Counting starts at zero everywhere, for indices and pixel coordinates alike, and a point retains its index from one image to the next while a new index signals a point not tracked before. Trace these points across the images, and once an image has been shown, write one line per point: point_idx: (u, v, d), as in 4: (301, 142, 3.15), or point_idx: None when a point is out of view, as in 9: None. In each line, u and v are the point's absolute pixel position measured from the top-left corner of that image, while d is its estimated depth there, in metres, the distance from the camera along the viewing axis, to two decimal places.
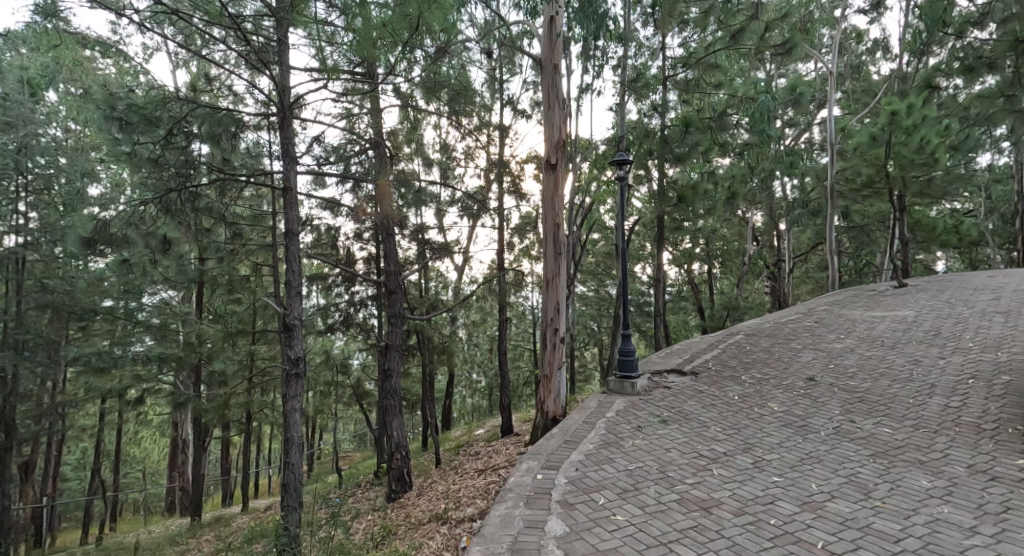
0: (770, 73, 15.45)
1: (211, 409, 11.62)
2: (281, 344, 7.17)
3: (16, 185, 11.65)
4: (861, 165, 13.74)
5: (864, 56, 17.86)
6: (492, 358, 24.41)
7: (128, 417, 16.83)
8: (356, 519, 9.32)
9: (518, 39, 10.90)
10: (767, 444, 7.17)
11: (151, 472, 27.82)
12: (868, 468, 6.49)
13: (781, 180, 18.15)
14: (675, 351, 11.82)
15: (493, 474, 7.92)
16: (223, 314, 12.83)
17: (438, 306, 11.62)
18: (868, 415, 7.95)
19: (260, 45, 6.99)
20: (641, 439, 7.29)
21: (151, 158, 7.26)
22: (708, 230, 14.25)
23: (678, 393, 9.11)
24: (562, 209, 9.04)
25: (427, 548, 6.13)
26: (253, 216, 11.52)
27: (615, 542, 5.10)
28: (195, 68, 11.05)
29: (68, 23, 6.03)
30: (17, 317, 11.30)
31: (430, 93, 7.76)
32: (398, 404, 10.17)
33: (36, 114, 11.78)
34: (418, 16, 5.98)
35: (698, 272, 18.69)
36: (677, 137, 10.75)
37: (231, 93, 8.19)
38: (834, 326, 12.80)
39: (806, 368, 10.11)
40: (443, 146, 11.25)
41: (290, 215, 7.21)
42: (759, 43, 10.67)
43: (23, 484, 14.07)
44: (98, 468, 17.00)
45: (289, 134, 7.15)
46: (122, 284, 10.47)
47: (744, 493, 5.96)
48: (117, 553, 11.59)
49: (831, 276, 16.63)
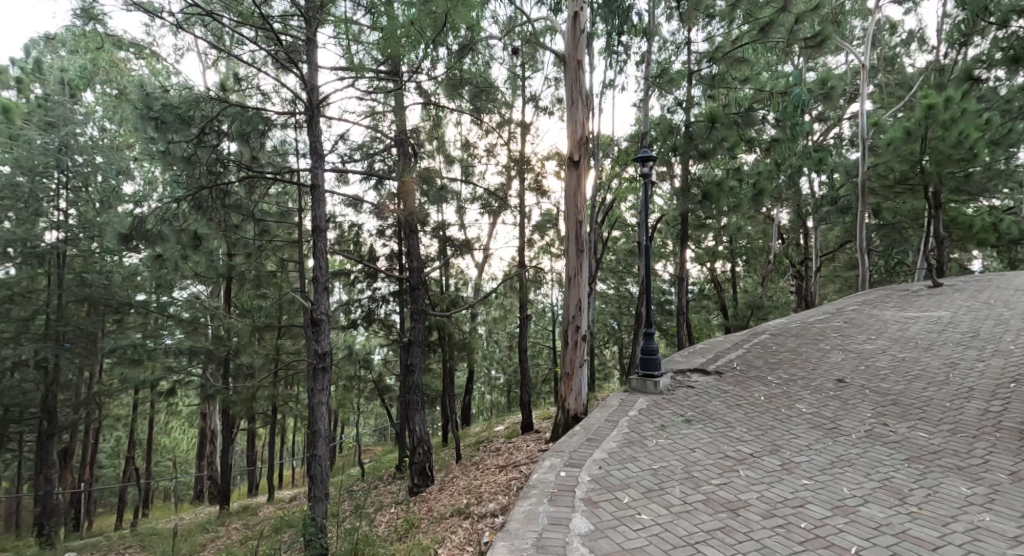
0: (798, 66, 15.03)
1: (239, 401, 11.70)
2: (308, 338, 7.30)
3: (57, 183, 12.17)
4: (894, 161, 13.28)
5: (898, 48, 17.28)
6: (511, 355, 24.48)
7: (160, 407, 17.36)
8: (378, 512, 9.48)
9: (540, 35, 10.88)
10: (796, 446, 7.05)
11: (180, 460, 28.79)
12: (903, 473, 6.32)
13: (809, 177, 17.75)
14: (698, 351, 11.61)
15: (515, 471, 7.94)
16: (252, 308, 13.11)
17: (459, 302, 11.64)
18: (902, 419, 7.74)
19: (289, 45, 7.15)
20: (665, 438, 7.23)
21: (184, 157, 7.48)
22: (734, 228, 13.98)
23: (703, 393, 8.99)
24: (584, 206, 8.98)
25: (450, 542, 6.21)
26: (281, 212, 11.80)
27: (641, 541, 5.09)
28: (224, 67, 11.33)
29: (107, 27, 6.22)
30: (58, 310, 11.88)
31: (453, 91, 7.81)
32: (420, 398, 10.24)
33: (75, 114, 12.29)
34: (444, 14, 6.09)
35: (722, 270, 18.41)
36: (703, 133, 10.58)
37: (258, 92, 8.37)
38: (865, 326, 12.47)
39: (836, 370, 9.88)
40: (464, 143, 11.30)
41: (318, 213, 7.35)
42: (788, 36, 10.45)
43: (62, 470, 14.61)
44: (132, 457, 17.52)
45: (317, 132, 7.25)
46: (156, 277, 10.89)
47: (773, 495, 5.86)
48: (154, 537, 11.99)
49: (863, 275, 16.16)
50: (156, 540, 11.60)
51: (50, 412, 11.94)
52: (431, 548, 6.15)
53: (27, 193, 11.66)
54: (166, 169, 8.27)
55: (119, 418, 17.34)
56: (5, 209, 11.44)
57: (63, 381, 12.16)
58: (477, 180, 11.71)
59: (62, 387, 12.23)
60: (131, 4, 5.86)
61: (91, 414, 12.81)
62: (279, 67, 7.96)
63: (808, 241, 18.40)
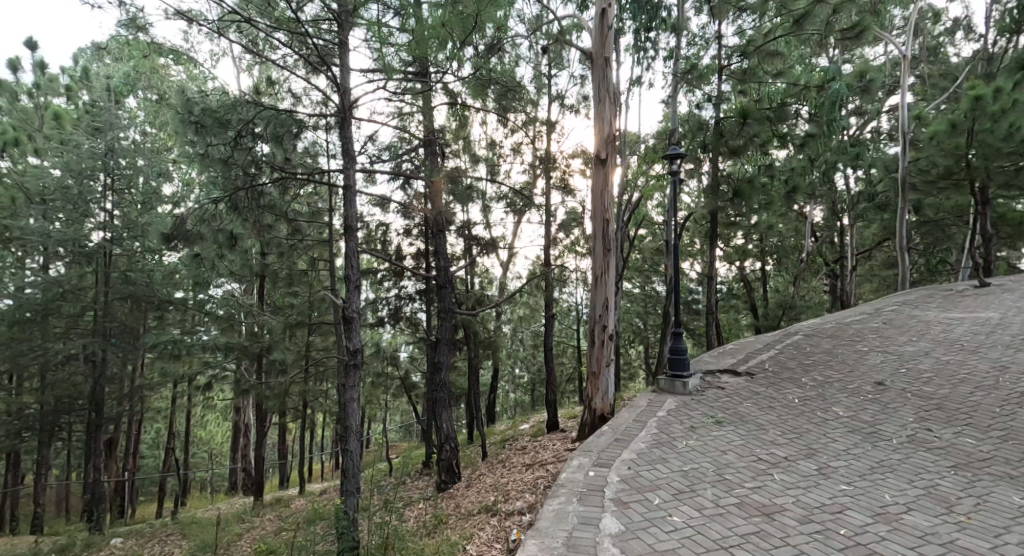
0: (833, 59, 14.58)
1: (273, 397, 11.99)
2: (340, 336, 7.47)
3: (102, 185, 12.65)
4: (937, 155, 12.77)
5: (943, 37, 16.52)
6: (536, 354, 24.47)
7: (197, 400, 17.96)
8: (407, 507, 9.62)
9: (567, 32, 10.84)
10: (833, 450, 6.85)
11: (215, 452, 29.77)
12: (948, 481, 6.07)
13: (846, 173, 17.18)
14: (729, 351, 11.40)
15: (541, 470, 7.94)
16: (283, 305, 13.44)
17: (486, 301, 11.67)
18: (948, 424, 7.43)
19: (322, 47, 7.29)
20: (696, 440, 7.12)
21: (221, 159, 7.70)
22: (766, 225, 13.62)
23: (734, 394, 8.82)
24: (612, 204, 8.91)
25: (478, 539, 6.26)
26: (311, 212, 12.04)
27: (673, 543, 5.02)
28: (257, 71, 11.66)
29: (150, 36, 6.41)
30: (104, 307, 12.41)
31: (478, 91, 7.78)
32: (447, 396, 10.33)
33: (119, 119, 12.78)
34: (475, 15, 6.14)
35: (753, 269, 17.98)
36: (734, 129, 10.30)
37: (290, 95, 8.60)
38: (906, 327, 12.01)
39: (876, 372, 9.54)
40: (490, 142, 11.33)
41: (349, 213, 7.50)
42: (825, 28, 10.10)
43: (107, 459, 15.24)
44: (172, 448, 18.16)
45: (348, 133, 7.39)
46: (195, 275, 11.39)
47: (810, 500, 5.71)
48: (194, 526, 12.45)
49: (904, 275, 15.56)
50: (195, 529, 12.04)
51: (97, 403, 12.46)
52: (459, 545, 6.21)
53: (76, 194, 12.18)
54: (203, 171, 8.61)
55: (160, 411, 18.01)
56: (56, 210, 12.06)
57: (110, 374, 12.68)
58: (502, 179, 11.72)
59: (109, 380, 12.74)
60: (172, 13, 6.05)
61: (134, 406, 13.31)
62: (310, 70, 8.00)
63: (845, 239, 17.82)
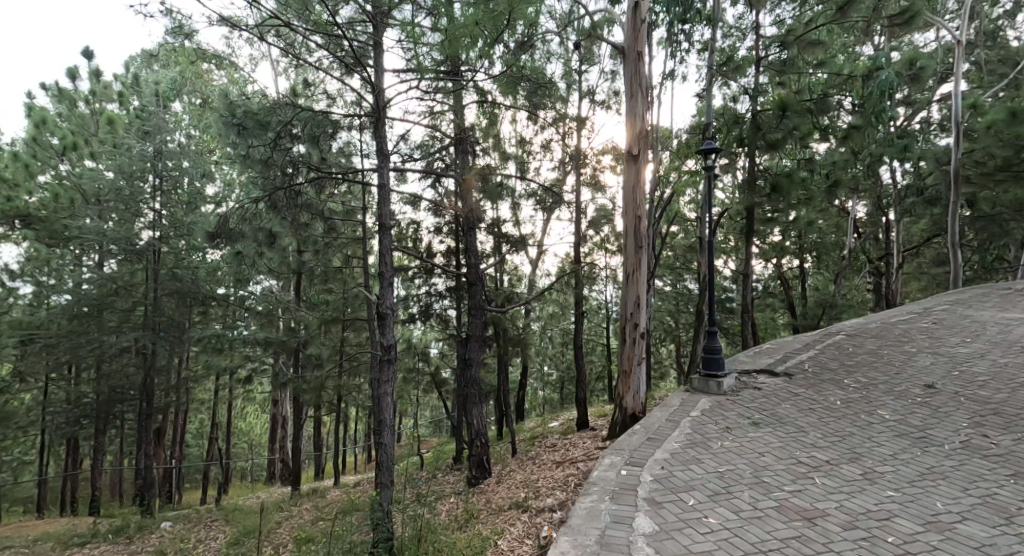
0: (880, 47, 13.93)
1: (309, 390, 12.28)
2: (374, 332, 7.57)
3: (151, 186, 13.29)
4: (995, 146, 12.06)
5: (1002, 20, 15.56)
6: (566, 352, 24.39)
7: (238, 393, 18.62)
8: (439, 502, 9.71)
9: (599, 26, 10.71)
10: (878, 454, 6.58)
11: (255, 442, 30.80)
12: (1007, 490, 5.74)
13: (894, 165, 16.43)
14: (766, 351, 11.07)
15: (572, 467, 7.89)
16: (320, 301, 13.79)
17: (516, 298, 11.71)
18: (1006, 430, 7.02)
19: (357, 48, 7.37)
20: (732, 441, 6.94)
21: (261, 159, 7.90)
22: (805, 221, 13.15)
23: (771, 395, 8.58)
24: (644, 198, 8.75)
25: (510, 534, 6.28)
26: (346, 211, 12.33)
27: (709, 545, 4.92)
28: (293, 75, 12.01)
29: (194, 42, 6.60)
30: (154, 302, 13.00)
31: (508, 89, 7.71)
32: (478, 392, 10.36)
33: (166, 122, 13.40)
34: (509, 12, 6.07)
35: (792, 267, 17.40)
36: (772, 122, 9.96)
37: (325, 96, 8.77)
38: (959, 327, 11.41)
39: (926, 375, 9.09)
40: (520, 140, 11.31)
41: (382, 211, 7.59)
42: (870, 15, 9.65)
43: (156, 447, 15.94)
44: (215, 438, 18.85)
45: (382, 133, 7.47)
46: (237, 270, 11.80)
47: (854, 506, 5.50)
48: (236, 513, 12.90)
49: (959, 272, 14.75)
50: (238, 515, 12.50)
51: (149, 394, 13.07)
52: (492, 539, 6.23)
53: (127, 195, 12.82)
54: (243, 172, 8.95)
55: (203, 401, 18.75)
56: (110, 211, 12.70)
57: (160, 366, 13.27)
58: (532, 176, 11.69)
59: (159, 372, 13.32)
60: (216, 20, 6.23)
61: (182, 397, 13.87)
62: (344, 71, 8.12)
63: (893, 235, 17.05)
